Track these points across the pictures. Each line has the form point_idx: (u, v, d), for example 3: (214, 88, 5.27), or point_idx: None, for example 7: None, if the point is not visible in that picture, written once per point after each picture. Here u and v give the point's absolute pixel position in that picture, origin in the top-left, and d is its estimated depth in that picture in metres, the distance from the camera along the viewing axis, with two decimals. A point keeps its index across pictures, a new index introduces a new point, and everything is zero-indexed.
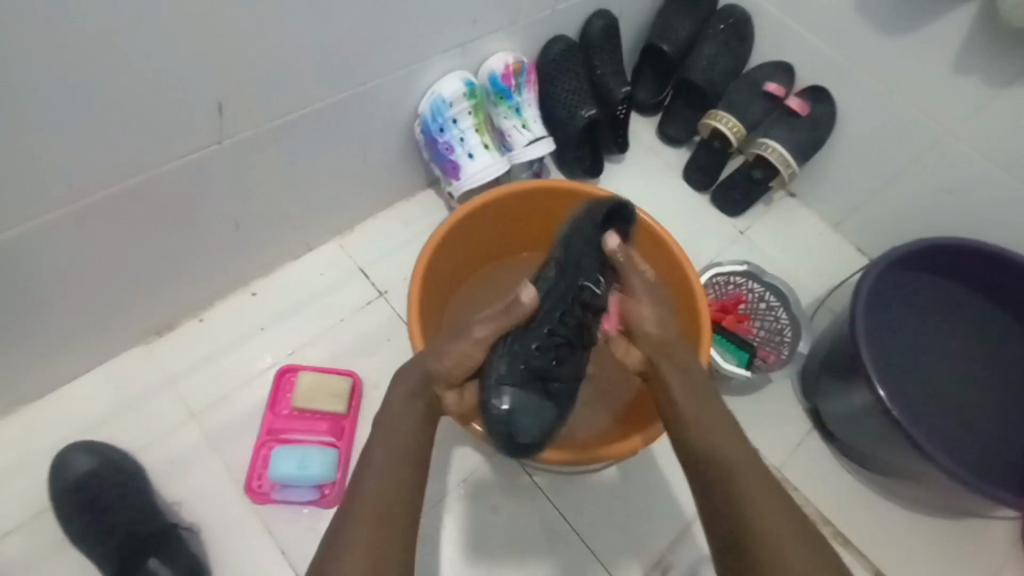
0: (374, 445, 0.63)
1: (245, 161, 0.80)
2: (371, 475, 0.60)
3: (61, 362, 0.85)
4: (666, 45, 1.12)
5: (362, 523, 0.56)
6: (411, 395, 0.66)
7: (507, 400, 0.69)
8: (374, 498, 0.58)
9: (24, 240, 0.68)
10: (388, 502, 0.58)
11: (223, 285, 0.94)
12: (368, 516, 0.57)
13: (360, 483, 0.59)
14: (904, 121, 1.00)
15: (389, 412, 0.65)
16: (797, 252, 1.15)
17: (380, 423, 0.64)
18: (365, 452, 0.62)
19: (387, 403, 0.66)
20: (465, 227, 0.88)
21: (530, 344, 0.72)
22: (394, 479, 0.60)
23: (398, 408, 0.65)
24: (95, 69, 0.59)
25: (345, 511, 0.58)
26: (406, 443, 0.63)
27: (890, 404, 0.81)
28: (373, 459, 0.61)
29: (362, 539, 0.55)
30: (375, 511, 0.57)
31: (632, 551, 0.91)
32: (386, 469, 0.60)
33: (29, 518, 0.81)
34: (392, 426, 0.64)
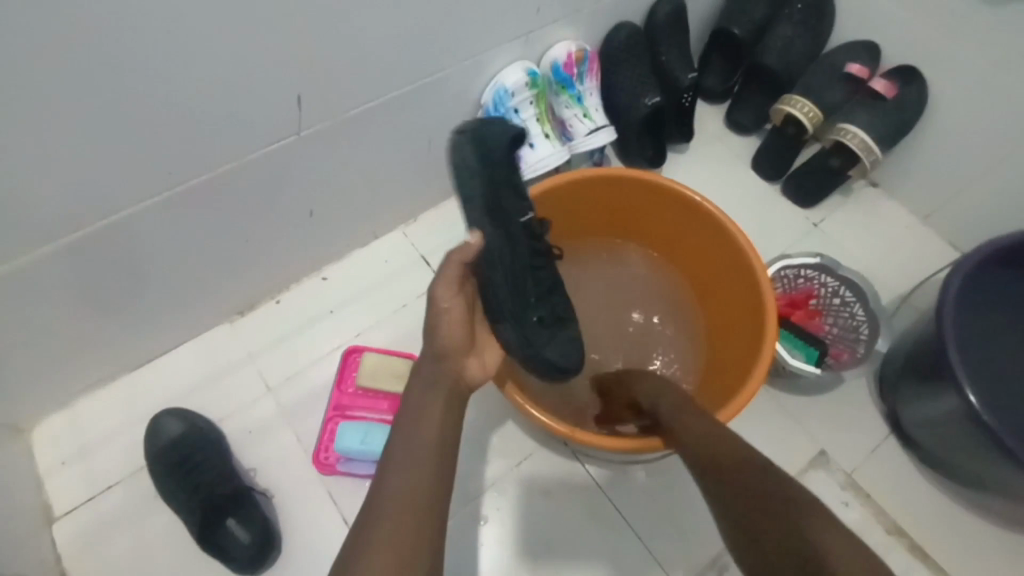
0: (396, 441, 0.61)
1: (320, 151, 0.84)
2: (394, 472, 0.57)
3: (158, 336, 0.94)
4: (737, 29, 1.07)
5: (384, 521, 0.53)
6: (433, 384, 0.66)
7: (544, 349, 0.72)
8: (396, 495, 0.55)
9: (129, 223, 0.75)
10: (410, 500, 0.55)
11: (297, 269, 1.01)
12: (389, 511, 0.54)
13: (383, 480, 0.57)
14: (1010, 102, 0.91)
15: (413, 407, 0.64)
16: (877, 246, 1.08)
17: (403, 419, 0.63)
18: (387, 449, 0.60)
19: (410, 399, 0.65)
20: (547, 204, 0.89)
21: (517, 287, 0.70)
22: (416, 475, 0.57)
23: (420, 399, 0.64)
24: (194, 67, 0.65)
25: (370, 509, 0.55)
26: (431, 437, 0.61)
27: (982, 410, 0.75)
28: (395, 456, 0.59)
29: (388, 535, 0.52)
30: (397, 509, 0.54)
31: (686, 547, 0.89)
32: (409, 466, 0.58)
33: (129, 474, 0.90)
34: (417, 421, 0.62)
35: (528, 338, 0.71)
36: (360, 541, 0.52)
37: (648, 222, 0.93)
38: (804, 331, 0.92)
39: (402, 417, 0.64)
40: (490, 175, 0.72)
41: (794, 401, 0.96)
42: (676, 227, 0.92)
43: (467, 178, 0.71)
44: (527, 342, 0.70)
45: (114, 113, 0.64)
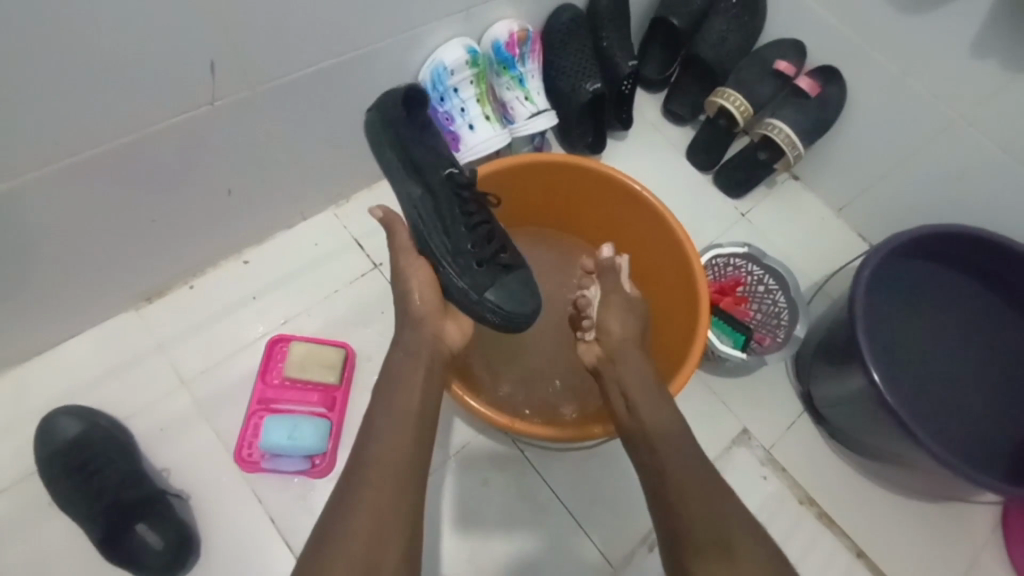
0: (376, 411, 0.63)
1: (239, 124, 0.77)
2: (377, 435, 0.60)
3: (48, 324, 0.83)
4: (676, 19, 1.09)
5: (366, 487, 0.56)
6: (413, 351, 0.69)
7: (491, 296, 0.74)
8: (378, 461, 0.58)
9: (8, 201, 0.66)
10: (389, 466, 0.58)
11: (215, 252, 0.93)
12: (371, 476, 0.57)
13: (364, 450, 0.59)
14: (917, 103, 0.97)
15: (396, 377, 0.66)
16: (798, 237, 1.14)
17: (386, 384, 0.65)
18: (367, 418, 0.62)
19: (392, 369, 0.67)
20: (521, 177, 0.88)
21: (464, 243, 0.75)
22: (397, 441, 0.60)
23: (401, 371, 0.67)
24: (80, 20, 0.56)
25: (352, 473, 0.58)
26: (413, 406, 0.64)
27: (884, 389, 0.81)
28: (375, 428, 0.61)
29: (366, 500, 0.55)
30: (378, 473, 0.57)
31: (622, 530, 0.91)
32: (391, 433, 0.61)
33: (16, 481, 0.80)
34: (403, 387, 0.65)
35: (471, 286, 0.74)
36: (342, 506, 0.55)
37: (605, 221, 0.94)
38: (731, 317, 0.97)
39: (384, 384, 0.66)
40: (396, 135, 0.76)
41: (723, 383, 1.00)
42: (620, 218, 0.92)
43: (375, 139, 0.77)
44: (469, 291, 0.74)
45: None
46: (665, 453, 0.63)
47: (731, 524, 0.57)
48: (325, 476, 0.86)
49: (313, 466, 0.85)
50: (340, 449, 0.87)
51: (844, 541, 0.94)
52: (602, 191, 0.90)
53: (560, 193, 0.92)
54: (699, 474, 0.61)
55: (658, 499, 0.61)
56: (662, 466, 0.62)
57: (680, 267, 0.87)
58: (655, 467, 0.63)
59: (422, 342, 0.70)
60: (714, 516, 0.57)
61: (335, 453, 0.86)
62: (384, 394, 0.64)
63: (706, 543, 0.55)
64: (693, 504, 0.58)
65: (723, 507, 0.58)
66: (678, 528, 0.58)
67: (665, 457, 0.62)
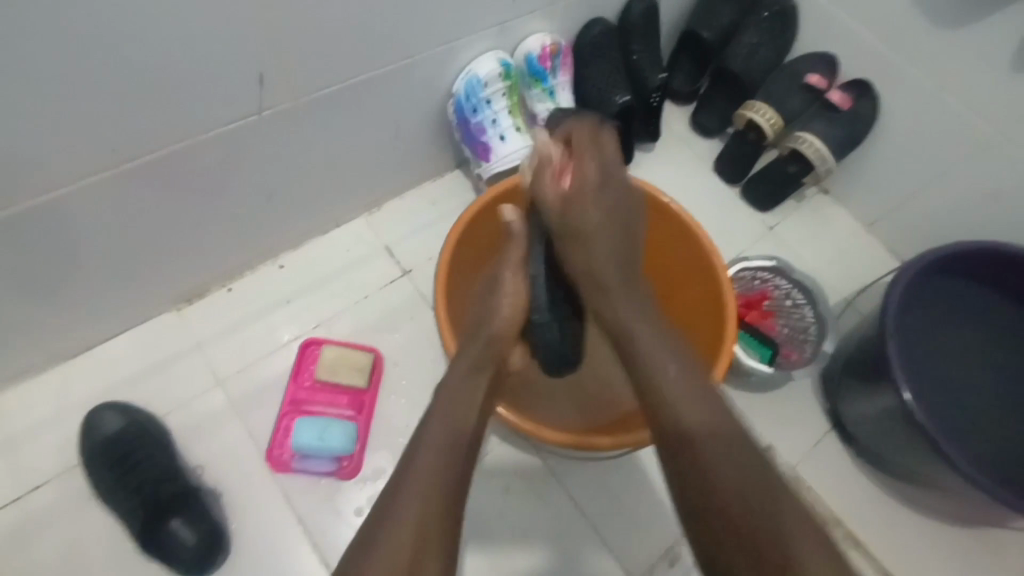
0: (434, 419, 0.63)
1: (279, 134, 0.80)
2: (427, 443, 0.60)
3: (94, 322, 0.87)
4: (705, 32, 1.10)
5: (410, 500, 0.55)
6: (475, 371, 0.70)
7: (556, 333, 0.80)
8: (432, 466, 0.58)
9: (63, 204, 0.69)
10: (434, 478, 0.57)
11: (251, 256, 0.95)
12: (418, 489, 0.56)
13: (416, 454, 0.59)
14: (952, 119, 0.96)
15: (453, 395, 0.66)
16: (827, 252, 1.13)
17: (447, 396, 0.66)
18: (420, 425, 0.63)
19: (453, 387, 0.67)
20: None
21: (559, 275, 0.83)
22: (449, 451, 0.60)
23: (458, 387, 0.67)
24: (139, 34, 0.59)
25: (403, 479, 0.57)
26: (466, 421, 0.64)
27: (916, 409, 0.80)
28: (427, 434, 0.61)
29: (415, 508, 0.55)
30: (430, 477, 0.57)
31: (642, 543, 0.91)
32: (442, 441, 0.60)
33: (58, 473, 0.84)
34: (459, 403, 0.65)
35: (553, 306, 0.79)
36: (391, 508, 0.55)
37: None
38: (759, 331, 0.97)
39: (444, 396, 0.66)
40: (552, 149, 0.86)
41: (748, 398, 0.99)
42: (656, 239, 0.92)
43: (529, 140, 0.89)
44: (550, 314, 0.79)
45: (46, 78, 0.57)
46: (691, 411, 0.57)
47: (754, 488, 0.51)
48: (352, 478, 0.88)
49: (341, 467, 0.87)
50: (367, 450, 0.89)
51: (871, 563, 0.92)
52: None
53: None
54: (745, 469, 0.52)
55: (692, 515, 0.52)
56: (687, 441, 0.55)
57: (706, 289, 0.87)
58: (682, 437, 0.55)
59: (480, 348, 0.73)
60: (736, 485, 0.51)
61: (362, 455, 0.88)
62: (443, 405, 0.64)
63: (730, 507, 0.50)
64: (716, 463, 0.53)
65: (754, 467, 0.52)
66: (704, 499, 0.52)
67: (690, 410, 0.57)
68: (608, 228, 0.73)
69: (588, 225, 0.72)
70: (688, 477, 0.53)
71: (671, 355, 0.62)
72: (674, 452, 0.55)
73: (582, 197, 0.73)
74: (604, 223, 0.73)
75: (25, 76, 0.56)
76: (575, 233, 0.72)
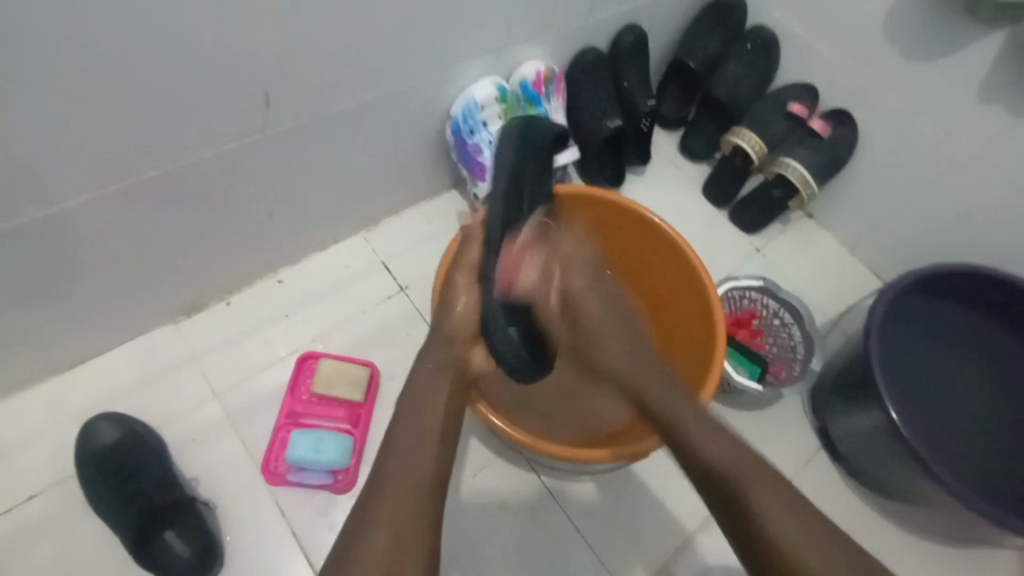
0: (400, 427, 0.65)
1: (283, 152, 0.83)
2: (397, 451, 0.62)
3: (91, 334, 0.88)
4: (692, 62, 1.15)
5: (383, 503, 0.58)
6: (439, 371, 0.72)
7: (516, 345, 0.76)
8: (402, 476, 0.60)
9: (71, 215, 0.71)
10: (409, 481, 0.60)
11: (251, 271, 0.97)
12: (389, 494, 0.59)
13: (386, 461, 0.62)
14: (927, 145, 1.01)
15: (417, 401, 0.68)
16: (812, 273, 1.17)
17: (409, 403, 0.68)
18: (388, 431, 0.65)
19: (417, 394, 0.69)
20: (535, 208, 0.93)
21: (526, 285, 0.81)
22: (417, 459, 0.62)
23: (422, 394, 0.69)
24: (153, 54, 0.62)
25: (371, 490, 0.60)
26: (434, 424, 0.66)
27: (902, 425, 0.82)
28: (396, 442, 0.64)
29: (386, 517, 0.57)
30: (400, 486, 0.60)
31: (636, 558, 0.91)
32: (411, 449, 0.63)
33: (50, 484, 0.83)
34: (425, 409, 0.67)
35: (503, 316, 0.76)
36: (363, 516, 0.57)
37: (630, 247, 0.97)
38: (748, 348, 0.99)
39: (406, 401, 0.69)
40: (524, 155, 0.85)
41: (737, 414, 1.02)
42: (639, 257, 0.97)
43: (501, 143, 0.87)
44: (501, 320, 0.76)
45: (60, 91, 0.60)
46: (709, 446, 0.65)
47: (776, 510, 0.59)
48: (346, 492, 0.88)
49: (336, 481, 0.87)
50: (363, 464, 0.89)
51: None
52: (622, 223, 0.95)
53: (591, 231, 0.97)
54: (769, 478, 0.61)
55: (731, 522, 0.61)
56: (732, 489, 0.61)
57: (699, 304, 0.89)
58: (711, 468, 0.64)
59: (437, 342, 0.75)
60: (754, 508, 0.60)
61: (358, 469, 0.89)
62: (406, 415, 0.66)
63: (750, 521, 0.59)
64: (738, 494, 0.61)
65: (773, 493, 0.60)
66: (748, 530, 0.59)
67: (709, 447, 0.65)
68: (603, 309, 0.81)
69: (590, 317, 0.81)
70: (735, 505, 0.61)
71: (660, 377, 0.74)
72: (708, 482, 0.64)
73: (583, 298, 0.81)
74: (605, 307, 0.81)
75: (40, 89, 0.59)
76: (585, 331, 0.81)
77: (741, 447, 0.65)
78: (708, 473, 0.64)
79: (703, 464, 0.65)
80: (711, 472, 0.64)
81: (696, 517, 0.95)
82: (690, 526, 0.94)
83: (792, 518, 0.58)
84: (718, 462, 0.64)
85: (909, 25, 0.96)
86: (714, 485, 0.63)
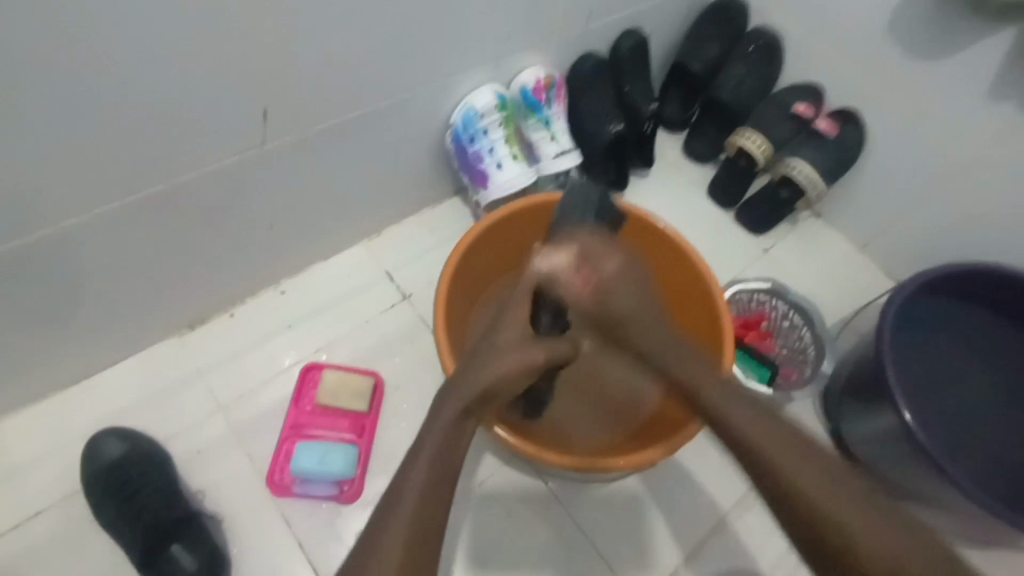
0: (428, 432, 0.58)
1: (284, 165, 0.83)
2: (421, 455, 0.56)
3: (98, 348, 0.88)
4: (695, 65, 1.14)
5: (407, 511, 0.52)
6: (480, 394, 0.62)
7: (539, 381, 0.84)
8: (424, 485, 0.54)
9: (77, 232, 0.72)
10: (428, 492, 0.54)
11: (256, 283, 0.98)
12: (413, 505, 0.52)
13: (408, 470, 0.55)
14: (933, 141, 0.99)
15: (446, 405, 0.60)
16: (821, 273, 1.15)
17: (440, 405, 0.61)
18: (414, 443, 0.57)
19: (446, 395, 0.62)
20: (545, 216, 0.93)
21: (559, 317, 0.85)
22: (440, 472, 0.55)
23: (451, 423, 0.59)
24: (149, 72, 0.63)
25: (390, 503, 0.53)
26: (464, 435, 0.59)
27: (914, 427, 0.80)
28: (422, 450, 0.56)
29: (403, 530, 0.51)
30: (421, 498, 0.53)
31: (645, 568, 0.89)
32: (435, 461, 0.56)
33: (60, 498, 0.84)
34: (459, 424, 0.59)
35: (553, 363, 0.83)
36: (378, 528, 0.51)
37: None
38: (757, 351, 0.99)
39: (436, 409, 0.60)
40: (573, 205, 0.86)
41: None
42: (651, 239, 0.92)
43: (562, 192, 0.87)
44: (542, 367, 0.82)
45: (60, 112, 0.61)
46: (781, 455, 0.54)
47: (857, 509, 0.50)
48: (354, 501, 0.88)
49: (342, 491, 0.87)
50: (367, 474, 0.89)
51: None
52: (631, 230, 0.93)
53: None
54: (843, 496, 0.51)
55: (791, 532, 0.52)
56: (791, 488, 0.52)
57: (707, 325, 0.89)
58: (780, 483, 0.53)
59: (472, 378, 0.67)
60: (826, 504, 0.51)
61: (362, 479, 0.88)
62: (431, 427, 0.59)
63: (797, 496, 0.52)
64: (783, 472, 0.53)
65: (814, 462, 0.53)
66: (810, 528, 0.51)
67: (782, 458, 0.54)
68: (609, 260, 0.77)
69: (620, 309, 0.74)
70: (800, 522, 0.51)
71: (735, 400, 0.61)
72: (776, 501, 0.53)
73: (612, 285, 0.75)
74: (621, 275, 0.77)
75: (41, 108, 0.59)
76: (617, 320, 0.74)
77: (790, 427, 0.57)
78: (779, 488, 0.53)
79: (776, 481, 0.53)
80: (777, 482, 0.53)
81: (709, 526, 0.93)
82: (701, 535, 0.92)
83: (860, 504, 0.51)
84: (799, 483, 0.52)
85: (912, 21, 0.95)
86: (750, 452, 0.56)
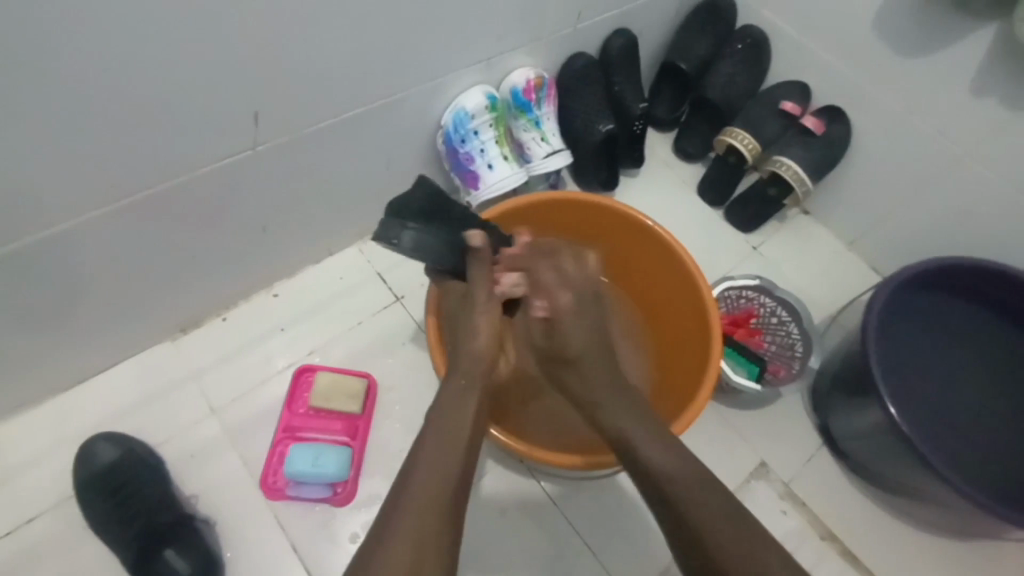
0: (427, 435, 0.61)
1: (275, 168, 0.83)
2: (422, 458, 0.59)
3: (89, 353, 0.88)
4: (684, 63, 1.15)
5: (411, 511, 0.54)
6: (461, 387, 0.67)
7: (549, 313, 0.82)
8: (426, 485, 0.56)
9: (65, 238, 0.71)
10: (437, 495, 0.56)
11: (249, 285, 0.98)
12: (419, 504, 0.55)
13: (411, 472, 0.58)
14: (919, 139, 1.01)
15: (439, 410, 0.64)
16: (810, 270, 1.16)
17: (436, 411, 0.64)
18: (419, 439, 0.61)
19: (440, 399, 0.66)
20: (539, 214, 0.93)
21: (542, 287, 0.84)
22: (442, 470, 0.58)
23: (449, 422, 0.63)
24: (137, 76, 0.62)
25: (395, 503, 0.55)
26: (461, 434, 0.62)
27: (902, 423, 0.81)
28: (421, 452, 0.59)
29: (411, 529, 0.53)
30: (426, 497, 0.55)
31: (638, 563, 0.91)
32: (435, 463, 0.58)
33: (52, 504, 0.84)
34: (449, 417, 0.63)
35: None
36: (387, 525, 0.53)
37: (631, 254, 0.96)
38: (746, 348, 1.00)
39: (433, 413, 0.64)
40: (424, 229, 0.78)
41: (738, 416, 1.01)
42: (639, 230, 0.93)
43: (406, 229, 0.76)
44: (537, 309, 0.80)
45: (47, 118, 0.60)
46: (689, 494, 0.59)
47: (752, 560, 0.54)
48: (346, 504, 0.88)
49: (335, 493, 0.87)
50: (361, 475, 0.89)
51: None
52: (620, 225, 0.94)
53: (592, 236, 0.97)
54: (731, 534, 0.56)
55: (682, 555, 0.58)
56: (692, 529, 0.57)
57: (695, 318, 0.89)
58: (679, 517, 0.59)
59: (473, 378, 0.69)
60: (720, 538, 0.56)
61: (356, 480, 0.88)
62: (430, 427, 0.62)
63: (695, 535, 0.57)
64: (693, 512, 0.58)
65: (709, 508, 0.58)
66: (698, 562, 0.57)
67: (689, 495, 0.59)
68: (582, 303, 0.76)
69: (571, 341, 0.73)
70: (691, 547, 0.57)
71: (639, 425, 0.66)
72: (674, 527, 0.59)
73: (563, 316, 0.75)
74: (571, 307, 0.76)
75: (26, 114, 0.59)
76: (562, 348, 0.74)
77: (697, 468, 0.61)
78: (672, 509, 0.59)
79: (682, 519, 0.59)
80: (683, 521, 0.58)
81: None
82: None
83: (740, 543, 0.55)
84: (699, 524, 0.57)
85: (898, 20, 0.96)
86: (658, 487, 0.61)
